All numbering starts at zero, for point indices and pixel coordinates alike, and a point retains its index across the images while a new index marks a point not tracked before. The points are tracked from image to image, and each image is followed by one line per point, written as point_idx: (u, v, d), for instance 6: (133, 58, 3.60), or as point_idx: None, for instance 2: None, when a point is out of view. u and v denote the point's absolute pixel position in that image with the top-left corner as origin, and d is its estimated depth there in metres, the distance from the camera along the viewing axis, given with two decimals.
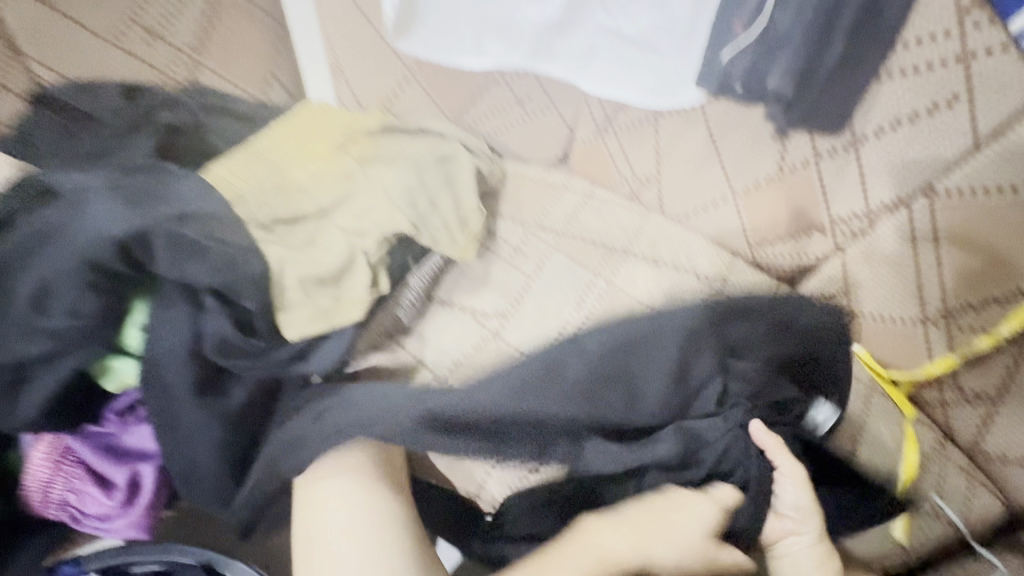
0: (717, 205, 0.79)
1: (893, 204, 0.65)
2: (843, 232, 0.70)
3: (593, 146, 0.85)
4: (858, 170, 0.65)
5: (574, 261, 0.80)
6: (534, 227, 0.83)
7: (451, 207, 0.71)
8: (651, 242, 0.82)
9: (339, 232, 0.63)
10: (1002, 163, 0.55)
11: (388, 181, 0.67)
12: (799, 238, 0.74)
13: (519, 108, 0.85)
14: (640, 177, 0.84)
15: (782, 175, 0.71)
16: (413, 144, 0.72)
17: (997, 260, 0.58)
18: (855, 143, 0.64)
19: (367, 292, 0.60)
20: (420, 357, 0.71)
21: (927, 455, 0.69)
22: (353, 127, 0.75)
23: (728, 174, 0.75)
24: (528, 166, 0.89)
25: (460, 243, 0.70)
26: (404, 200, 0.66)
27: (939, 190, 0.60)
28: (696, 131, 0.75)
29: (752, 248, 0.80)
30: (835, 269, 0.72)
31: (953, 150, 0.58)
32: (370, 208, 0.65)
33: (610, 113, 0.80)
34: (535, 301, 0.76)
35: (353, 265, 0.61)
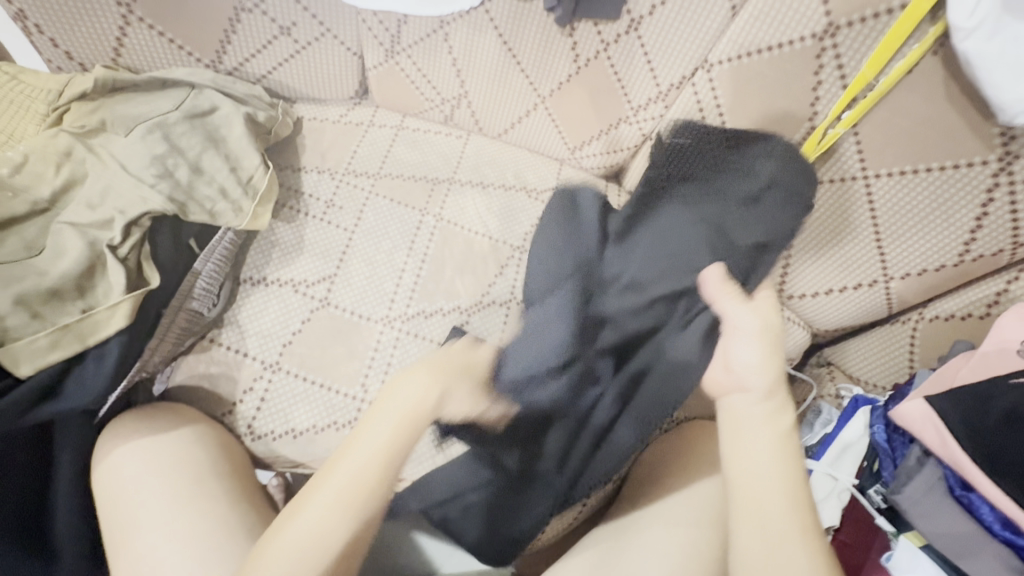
0: (529, 115, 0.76)
1: (680, 83, 0.66)
2: (644, 120, 0.71)
3: (387, 73, 0.75)
4: (643, 54, 0.65)
5: (396, 203, 0.73)
6: (345, 175, 0.74)
7: (222, 169, 0.58)
8: (474, 166, 0.77)
9: (70, 229, 0.50)
10: (756, 24, 0.58)
11: (126, 152, 0.54)
12: (609, 134, 0.74)
13: (288, 39, 0.70)
14: (447, 98, 0.77)
15: (579, 72, 0.69)
16: (157, 103, 0.59)
17: (770, 119, 0.62)
18: (634, 24, 0.63)
19: (127, 292, 0.49)
20: (240, 349, 0.62)
21: None
22: (61, 93, 0.57)
23: (531, 79, 0.72)
24: (326, 107, 0.78)
25: (246, 210, 0.59)
26: (153, 172, 0.54)
27: (713, 61, 0.62)
28: (486, 37, 0.69)
29: (573, 153, 0.79)
30: (648, 158, 0.75)
31: (715, 21, 0.60)
32: (110, 190, 0.53)
33: (394, 32, 0.71)
34: (361, 254, 0.69)
35: (101, 265, 0.49)
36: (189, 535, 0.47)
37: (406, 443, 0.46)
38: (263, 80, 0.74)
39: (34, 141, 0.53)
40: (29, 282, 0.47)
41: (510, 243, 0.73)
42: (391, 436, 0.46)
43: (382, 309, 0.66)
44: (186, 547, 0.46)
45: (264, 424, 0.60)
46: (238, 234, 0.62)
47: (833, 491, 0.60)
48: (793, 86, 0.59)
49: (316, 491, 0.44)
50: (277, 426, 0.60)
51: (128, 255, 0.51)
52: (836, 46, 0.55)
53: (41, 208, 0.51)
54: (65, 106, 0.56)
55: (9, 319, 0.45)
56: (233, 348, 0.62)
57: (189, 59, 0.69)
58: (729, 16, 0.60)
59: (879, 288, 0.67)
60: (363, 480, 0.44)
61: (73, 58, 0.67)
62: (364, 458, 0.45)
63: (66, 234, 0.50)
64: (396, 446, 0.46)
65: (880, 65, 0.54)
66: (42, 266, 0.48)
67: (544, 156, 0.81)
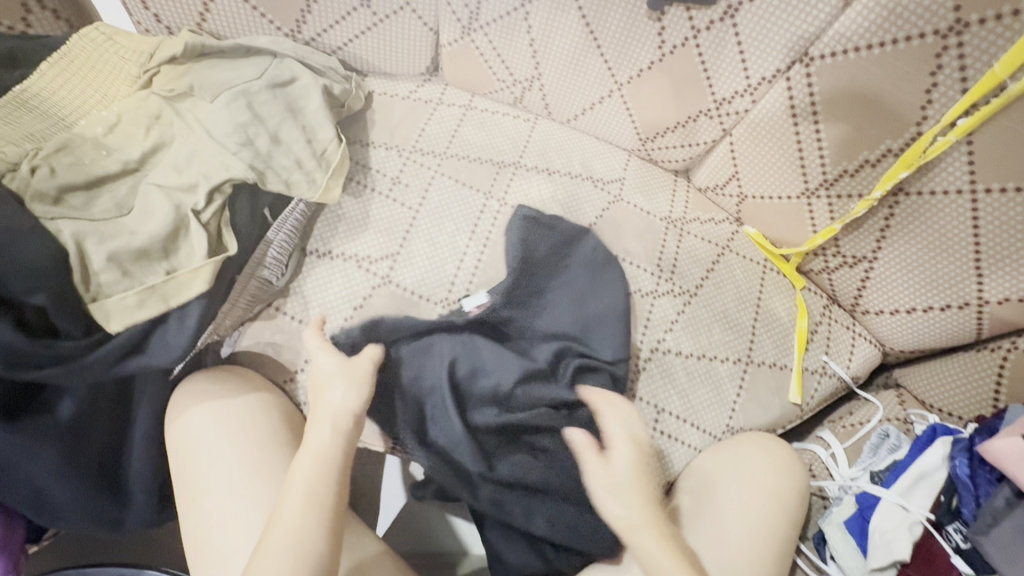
0: (603, 102, 0.73)
1: (773, 77, 0.62)
2: (728, 114, 0.67)
3: (461, 50, 0.74)
4: (736, 43, 0.61)
5: (461, 184, 0.72)
6: (412, 153, 0.73)
7: (299, 140, 0.58)
8: (541, 151, 0.76)
9: (158, 190, 0.51)
10: (870, 17, 0.53)
11: (211, 118, 0.55)
12: (686, 127, 0.71)
13: (367, 11, 0.70)
14: (520, 79, 0.75)
15: (662, 59, 0.65)
16: (242, 71, 0.59)
17: (870, 121, 0.58)
18: (731, 11, 0.59)
19: (209, 257, 0.50)
20: (303, 319, 0.63)
21: (816, 322, 0.73)
22: (153, 55, 0.58)
23: (610, 65, 0.69)
24: (397, 82, 0.77)
25: (319, 182, 0.59)
26: (236, 139, 0.55)
27: (813, 55, 0.58)
28: (569, 18, 0.66)
29: (644, 144, 0.76)
30: (725, 154, 0.71)
31: (822, 12, 0.56)
32: (196, 155, 0.54)
33: (474, 7, 0.69)
34: (424, 234, 0.69)
35: (184, 228, 0.50)
36: (254, 500, 0.48)
37: (338, 453, 0.50)
38: (338, 52, 0.73)
39: (126, 102, 0.55)
40: (118, 239, 0.48)
41: None
42: (321, 451, 0.50)
43: (442, 291, 0.66)
44: (251, 510, 0.48)
45: None
46: (308, 206, 0.63)
47: (904, 523, 0.56)
48: (905, 87, 0.54)
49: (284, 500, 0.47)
50: None
51: (209, 221, 0.52)
52: (961, 45, 0.50)
53: (131, 168, 0.53)
54: (155, 69, 0.58)
55: (101, 275, 0.47)
56: (297, 318, 0.63)
57: (268, 27, 0.70)
58: (840, 5, 0.55)
59: (970, 311, 0.63)
60: (322, 472, 0.49)
61: (161, 21, 0.69)
62: (301, 485, 0.47)
63: (152, 196, 0.51)
64: (333, 451, 0.50)
65: (1016, 66, 0.49)
66: (132, 225, 0.49)
67: (612, 145, 0.78)
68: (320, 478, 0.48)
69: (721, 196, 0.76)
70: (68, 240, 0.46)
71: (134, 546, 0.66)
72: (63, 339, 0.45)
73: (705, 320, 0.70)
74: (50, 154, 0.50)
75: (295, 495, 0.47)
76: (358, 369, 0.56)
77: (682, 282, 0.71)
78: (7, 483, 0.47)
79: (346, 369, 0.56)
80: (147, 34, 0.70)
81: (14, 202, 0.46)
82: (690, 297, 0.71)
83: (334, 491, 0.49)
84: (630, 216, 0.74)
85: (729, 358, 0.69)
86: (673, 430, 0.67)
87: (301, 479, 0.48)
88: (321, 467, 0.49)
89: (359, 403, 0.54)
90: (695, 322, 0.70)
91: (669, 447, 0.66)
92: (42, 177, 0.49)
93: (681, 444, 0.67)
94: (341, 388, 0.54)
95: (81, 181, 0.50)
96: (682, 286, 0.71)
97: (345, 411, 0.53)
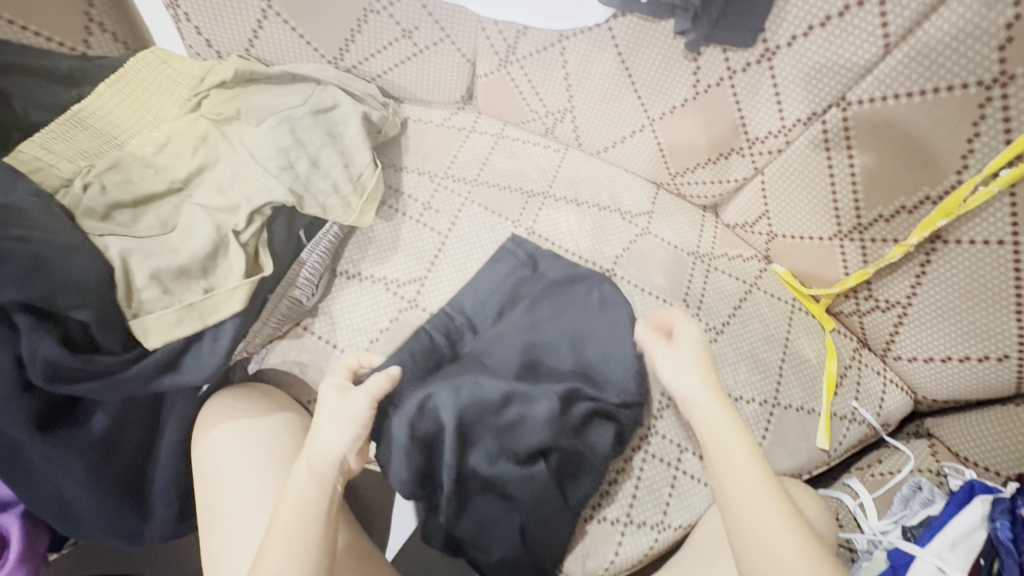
0: (634, 136, 0.74)
1: (808, 119, 0.62)
2: (760, 153, 0.67)
3: (496, 81, 0.75)
4: (772, 85, 0.61)
5: (490, 211, 0.73)
6: (443, 179, 0.74)
7: (337, 165, 0.60)
8: (570, 182, 0.76)
9: (200, 210, 0.52)
10: (912, 66, 0.53)
11: (255, 142, 0.57)
12: (717, 163, 0.71)
13: (408, 42, 0.72)
14: (552, 111, 0.76)
15: (696, 97, 0.66)
16: (287, 98, 0.61)
17: (908, 167, 0.57)
18: (768, 54, 0.60)
19: (245, 278, 0.51)
20: (329, 339, 0.63)
21: (845, 365, 0.71)
22: (203, 79, 0.61)
23: (643, 100, 0.69)
24: (432, 110, 0.79)
25: (354, 206, 0.60)
26: (278, 162, 0.56)
27: (851, 100, 0.58)
28: (606, 54, 0.67)
29: (673, 178, 0.76)
30: (756, 192, 0.71)
31: (862, 58, 0.55)
32: (238, 177, 0.55)
33: (512, 41, 0.71)
34: (452, 259, 0.69)
35: (223, 248, 0.52)
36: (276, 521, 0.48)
37: (319, 493, 0.46)
38: (376, 79, 0.76)
39: (176, 124, 0.57)
40: (159, 257, 0.49)
41: (599, 264, 0.71)
42: (303, 494, 0.46)
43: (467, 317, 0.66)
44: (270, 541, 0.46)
45: None
46: (342, 228, 0.64)
47: None
48: (944, 136, 0.54)
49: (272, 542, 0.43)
50: None
51: (248, 241, 0.53)
52: (1005, 97, 0.50)
53: (176, 187, 0.54)
54: (205, 93, 0.60)
55: (141, 293, 0.48)
56: (323, 338, 0.63)
57: (312, 54, 0.72)
58: (881, 52, 0.55)
59: (1009, 364, 0.61)
60: (302, 516, 0.45)
61: (211, 46, 0.72)
62: (281, 530, 0.44)
63: (195, 215, 0.52)
64: (315, 493, 0.46)
65: None
66: (174, 244, 0.51)
67: (642, 179, 0.78)
68: (297, 528, 0.44)
69: (751, 232, 0.75)
70: (114, 256, 0.48)
71: (150, 556, 0.67)
72: (103, 354, 0.46)
73: (731, 358, 0.69)
74: (102, 172, 0.52)
75: (276, 534, 0.44)
76: (350, 407, 0.50)
77: (708, 319, 0.70)
78: (38, 492, 0.48)
79: (342, 403, 0.51)
80: (197, 57, 0.73)
81: (66, 218, 0.48)
82: (716, 333, 0.70)
83: (316, 538, 0.44)
84: (658, 249, 0.73)
85: (755, 399, 0.68)
86: (697, 471, 0.65)
87: (281, 520, 0.44)
88: (301, 509, 0.45)
89: (345, 446, 0.49)
90: (721, 361, 0.69)
91: (690, 489, 0.64)
92: (94, 195, 0.51)
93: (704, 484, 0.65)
94: (332, 428, 0.49)
95: (128, 200, 0.52)
96: (709, 323, 0.70)
97: (331, 450, 0.48)
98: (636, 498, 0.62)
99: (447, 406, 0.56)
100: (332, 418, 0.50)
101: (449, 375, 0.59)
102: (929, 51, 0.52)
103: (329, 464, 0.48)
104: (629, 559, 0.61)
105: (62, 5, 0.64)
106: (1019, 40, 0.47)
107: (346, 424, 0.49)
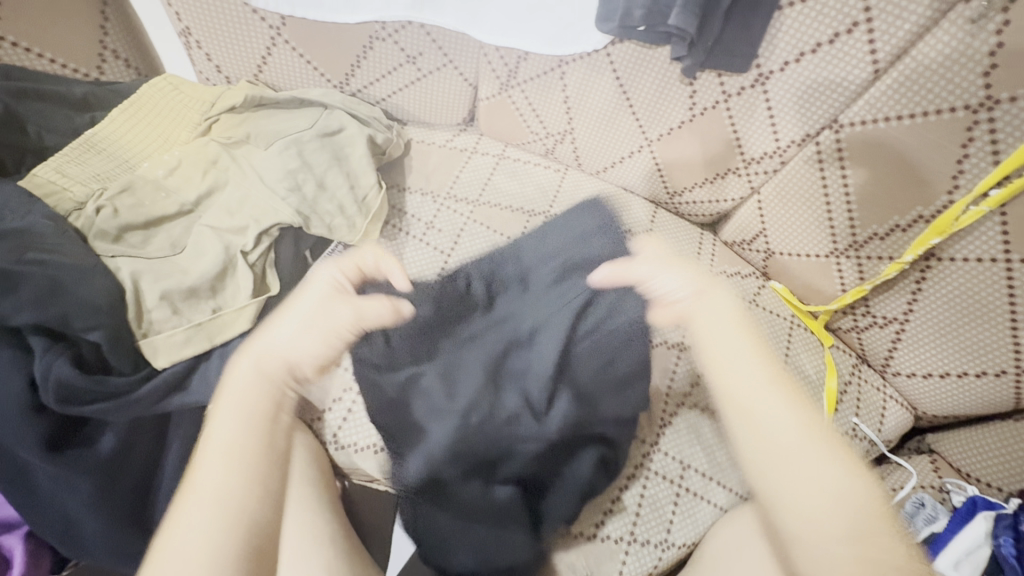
0: (631, 157, 0.75)
1: (801, 140, 0.64)
2: (756, 173, 0.69)
3: (497, 104, 0.77)
4: (766, 108, 0.63)
5: (492, 231, 0.74)
6: (446, 199, 0.76)
7: (343, 186, 0.61)
8: (570, 202, 0.77)
9: (209, 232, 0.54)
10: (900, 91, 0.55)
11: (264, 165, 0.58)
12: (714, 183, 0.73)
13: (412, 67, 0.74)
14: (553, 133, 0.78)
15: (693, 120, 0.68)
16: (294, 122, 0.63)
17: (900, 187, 0.59)
18: (762, 79, 0.61)
19: (253, 297, 0.52)
20: (333, 357, 0.64)
21: (845, 381, 0.72)
22: (214, 104, 0.63)
23: (642, 122, 0.71)
24: (434, 131, 0.81)
25: (359, 226, 0.61)
26: (286, 185, 0.57)
27: (842, 122, 0.60)
28: (604, 79, 0.69)
29: (672, 197, 0.78)
30: (753, 211, 0.73)
31: (853, 82, 0.57)
32: (247, 199, 0.56)
33: (513, 66, 0.73)
34: None
35: (232, 269, 0.53)
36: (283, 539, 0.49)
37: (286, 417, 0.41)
38: (380, 103, 0.78)
39: (187, 148, 0.59)
40: (168, 278, 0.50)
41: None
42: (248, 402, 0.40)
43: None
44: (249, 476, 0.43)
45: (348, 436, 0.61)
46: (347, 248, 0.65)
47: None
48: (934, 157, 0.56)
49: (221, 417, 0.39)
50: (360, 439, 0.61)
51: (256, 262, 0.54)
52: (992, 120, 0.51)
53: (186, 209, 0.56)
54: (215, 117, 0.62)
55: (150, 313, 0.49)
56: None
57: (318, 79, 0.74)
58: (871, 77, 0.56)
59: (1006, 379, 0.61)
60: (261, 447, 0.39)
61: (221, 72, 0.74)
62: (233, 430, 0.38)
63: (202, 236, 0.54)
64: (274, 407, 0.41)
65: None
66: (184, 265, 0.52)
67: (641, 198, 0.80)
68: (258, 434, 0.39)
69: (748, 250, 0.77)
70: (125, 277, 0.49)
71: None
72: (114, 375, 0.46)
73: None
74: (114, 195, 0.54)
75: (214, 450, 0.37)
76: (333, 316, 0.47)
77: None
78: (43, 515, 0.48)
79: (328, 312, 0.47)
80: (207, 82, 0.76)
81: (79, 241, 0.49)
82: None
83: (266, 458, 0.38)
84: None
85: None
86: (699, 488, 0.65)
87: (219, 437, 0.38)
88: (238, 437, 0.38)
89: (326, 349, 0.45)
90: None
91: (692, 506, 0.64)
92: (106, 217, 0.52)
93: (707, 503, 0.65)
94: (314, 297, 0.48)
95: (140, 222, 0.53)
96: None
97: (309, 353, 0.45)
98: (639, 516, 0.62)
99: (450, 425, 0.56)
100: (307, 327, 0.45)
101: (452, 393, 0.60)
102: (917, 76, 0.53)
103: (312, 365, 0.44)
104: None
105: (78, 33, 0.66)
106: (1004, 66, 0.49)
107: (312, 338, 0.45)
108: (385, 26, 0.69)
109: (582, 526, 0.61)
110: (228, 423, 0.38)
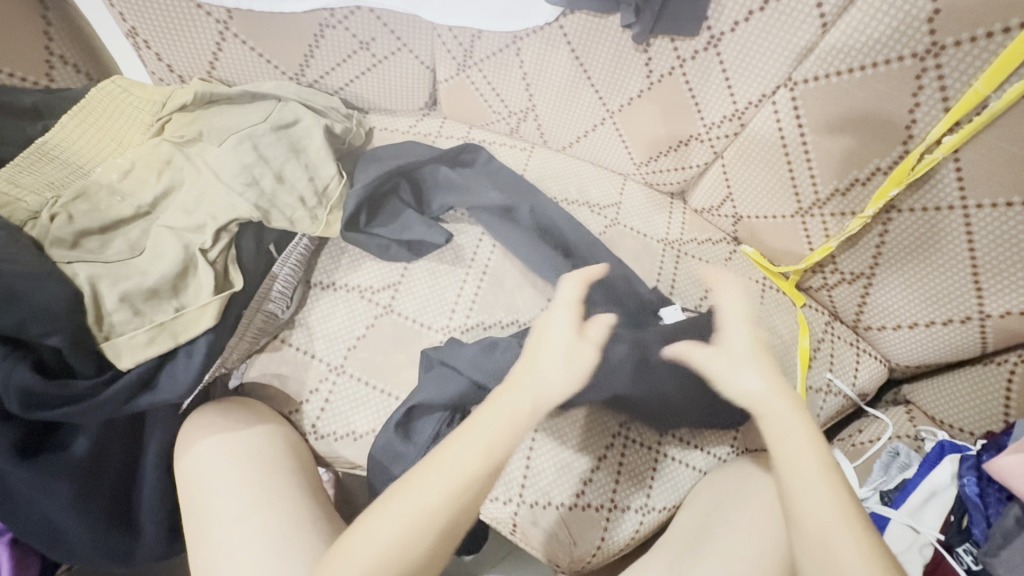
0: (596, 130, 0.75)
1: (759, 101, 0.64)
2: (717, 137, 0.69)
3: (457, 86, 0.77)
4: (721, 70, 0.63)
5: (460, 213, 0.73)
6: None
7: (302, 178, 0.61)
8: (538, 179, 0.77)
9: (168, 232, 0.54)
10: (848, 42, 0.55)
11: (218, 161, 0.58)
12: (679, 150, 0.73)
13: (366, 54, 0.73)
14: (515, 111, 0.78)
15: (651, 88, 0.67)
16: (247, 117, 0.62)
17: (856, 139, 0.59)
18: (714, 41, 0.61)
19: (215, 294, 0.52)
20: (308, 349, 0.63)
21: (819, 338, 0.71)
22: (165, 104, 0.62)
23: (601, 95, 0.71)
24: (397, 118, 0.80)
25: (321, 218, 0.61)
26: (242, 180, 0.57)
27: (797, 79, 0.60)
28: (559, 53, 0.69)
29: (640, 167, 0.77)
30: (718, 176, 0.73)
31: (804, 37, 0.57)
32: (204, 198, 0.56)
33: (467, 46, 0.72)
34: (424, 262, 0.68)
35: (193, 267, 0.53)
36: (264, 526, 0.50)
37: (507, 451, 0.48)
38: (340, 92, 0.77)
39: (140, 150, 0.58)
40: (129, 280, 0.51)
41: None
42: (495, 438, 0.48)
43: (443, 318, 0.65)
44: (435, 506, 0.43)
45: (328, 424, 0.61)
46: (313, 240, 0.65)
47: (915, 545, 0.55)
48: (887, 108, 0.55)
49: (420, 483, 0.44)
50: (339, 428, 0.61)
51: (216, 259, 0.54)
52: (939, 67, 0.51)
53: (143, 212, 0.56)
54: (167, 117, 0.61)
55: (112, 317, 0.49)
56: (302, 348, 0.63)
57: (273, 71, 0.73)
58: (822, 28, 0.56)
59: (973, 325, 0.62)
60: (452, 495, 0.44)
61: (174, 70, 0.73)
62: (471, 450, 0.46)
63: (162, 236, 0.54)
64: (521, 425, 0.49)
65: (995, 84, 0.49)
66: (143, 266, 0.52)
67: (609, 171, 0.80)
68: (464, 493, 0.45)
69: (718, 216, 0.77)
70: (83, 283, 0.49)
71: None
72: (79, 377, 0.47)
73: None
74: (69, 202, 0.54)
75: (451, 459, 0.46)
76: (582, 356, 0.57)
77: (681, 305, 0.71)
78: (24, 519, 0.49)
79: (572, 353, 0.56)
80: (161, 83, 0.75)
81: (34, 249, 0.50)
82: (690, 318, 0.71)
83: (466, 488, 0.44)
84: (628, 239, 0.74)
85: None
86: (677, 453, 0.66)
87: (450, 471, 0.45)
88: (465, 476, 0.45)
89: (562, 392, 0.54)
90: None
91: (672, 471, 0.65)
92: (61, 224, 0.52)
93: (684, 465, 0.65)
94: (564, 345, 0.56)
95: (97, 227, 0.53)
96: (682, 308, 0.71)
97: (547, 392, 0.53)
98: (619, 483, 0.63)
99: (417, 413, 0.58)
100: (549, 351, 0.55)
101: (422, 379, 0.60)
102: (862, 29, 0.53)
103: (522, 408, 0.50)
104: (614, 544, 0.62)
105: (27, 42, 0.65)
106: (947, 11, 0.49)
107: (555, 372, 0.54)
108: (333, 13, 0.69)
109: (551, 497, 0.61)
110: (428, 494, 0.44)
